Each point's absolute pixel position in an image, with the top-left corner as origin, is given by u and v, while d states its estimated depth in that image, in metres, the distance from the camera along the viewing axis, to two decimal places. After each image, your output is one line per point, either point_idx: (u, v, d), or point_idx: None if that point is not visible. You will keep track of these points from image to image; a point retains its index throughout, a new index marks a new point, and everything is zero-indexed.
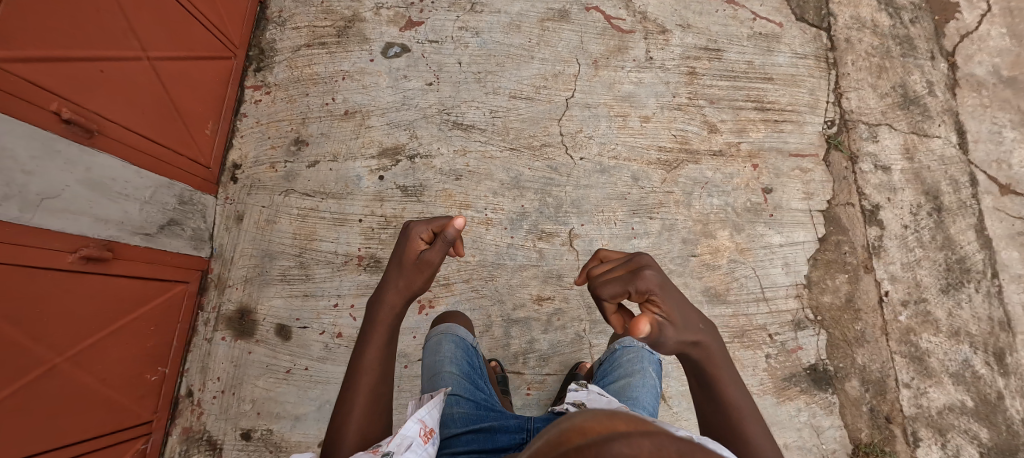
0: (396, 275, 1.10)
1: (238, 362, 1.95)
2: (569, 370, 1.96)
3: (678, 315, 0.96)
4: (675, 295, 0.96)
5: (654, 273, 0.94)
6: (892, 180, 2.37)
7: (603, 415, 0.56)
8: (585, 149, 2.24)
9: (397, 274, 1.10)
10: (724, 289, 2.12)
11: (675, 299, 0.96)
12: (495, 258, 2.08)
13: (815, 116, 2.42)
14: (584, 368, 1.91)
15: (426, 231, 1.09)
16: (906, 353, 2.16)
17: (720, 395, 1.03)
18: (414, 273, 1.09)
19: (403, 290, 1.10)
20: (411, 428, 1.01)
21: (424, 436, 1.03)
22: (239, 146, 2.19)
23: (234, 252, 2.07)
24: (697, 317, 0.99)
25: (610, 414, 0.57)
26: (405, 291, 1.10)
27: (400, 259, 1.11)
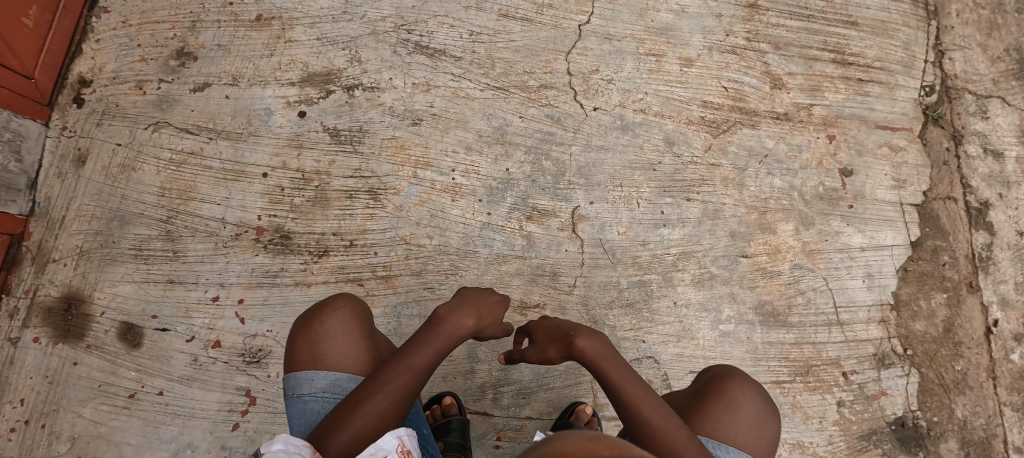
0: (482, 298, 0.96)
1: (55, 377, 1.27)
2: (558, 414, 1.32)
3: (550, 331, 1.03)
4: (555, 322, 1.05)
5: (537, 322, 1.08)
6: (1005, 170, 1.76)
7: (586, 435, 0.49)
8: (601, 97, 1.58)
9: (483, 297, 0.96)
10: (784, 306, 1.49)
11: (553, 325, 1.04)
12: (461, 243, 1.42)
13: (909, 78, 1.79)
14: (582, 414, 1.27)
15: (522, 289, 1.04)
16: (1018, 405, 1.56)
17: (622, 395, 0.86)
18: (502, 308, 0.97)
19: (482, 317, 0.92)
20: (390, 441, 0.73)
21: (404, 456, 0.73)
22: (93, 53, 1.47)
23: (68, 210, 1.37)
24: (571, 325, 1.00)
25: (594, 435, 0.50)
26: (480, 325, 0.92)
27: (489, 291, 0.99)
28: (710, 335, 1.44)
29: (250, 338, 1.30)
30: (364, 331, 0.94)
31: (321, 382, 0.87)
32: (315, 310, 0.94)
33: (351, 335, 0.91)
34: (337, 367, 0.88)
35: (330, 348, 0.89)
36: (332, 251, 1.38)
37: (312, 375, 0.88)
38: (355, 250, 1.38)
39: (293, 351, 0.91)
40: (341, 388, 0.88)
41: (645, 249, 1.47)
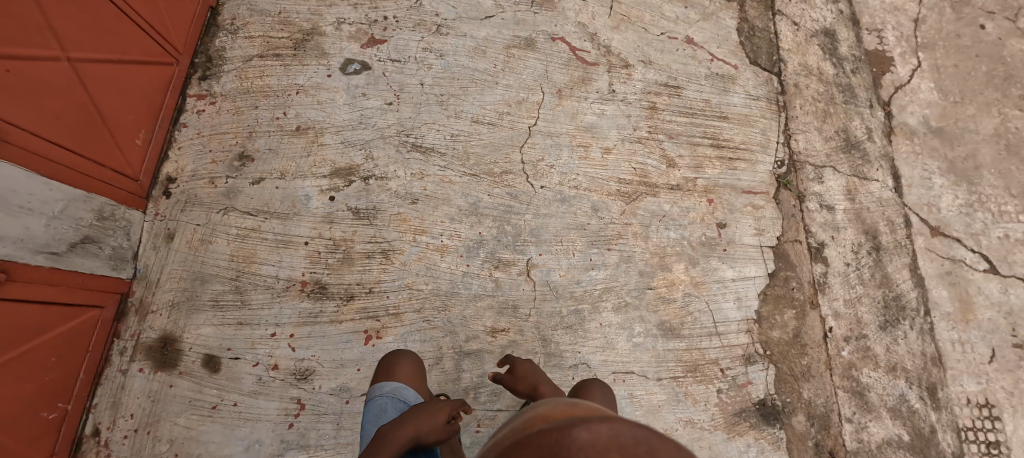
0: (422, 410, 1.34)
1: (155, 397, 1.74)
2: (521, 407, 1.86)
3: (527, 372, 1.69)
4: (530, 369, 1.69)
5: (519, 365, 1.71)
6: (836, 219, 2.47)
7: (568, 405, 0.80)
8: (545, 178, 2.22)
9: (421, 411, 1.34)
10: (679, 323, 2.11)
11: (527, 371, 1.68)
12: (449, 286, 2.00)
13: (766, 155, 2.51)
14: None
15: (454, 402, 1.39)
16: (848, 387, 2.19)
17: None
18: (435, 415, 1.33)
19: (416, 428, 1.28)
20: None
21: None
22: (176, 158, 2.03)
23: (161, 274, 1.88)
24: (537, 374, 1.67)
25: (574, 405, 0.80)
26: (417, 433, 1.27)
27: (430, 406, 1.36)
28: (627, 345, 2.03)
29: (299, 361, 1.82)
30: (412, 375, 1.54)
31: (388, 387, 1.46)
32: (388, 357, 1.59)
33: (410, 372, 1.55)
34: (402, 381, 1.49)
35: (399, 374, 1.53)
36: (357, 296, 1.93)
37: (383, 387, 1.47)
38: (373, 294, 1.94)
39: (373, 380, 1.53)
40: (399, 393, 1.46)
41: (580, 286, 2.08)
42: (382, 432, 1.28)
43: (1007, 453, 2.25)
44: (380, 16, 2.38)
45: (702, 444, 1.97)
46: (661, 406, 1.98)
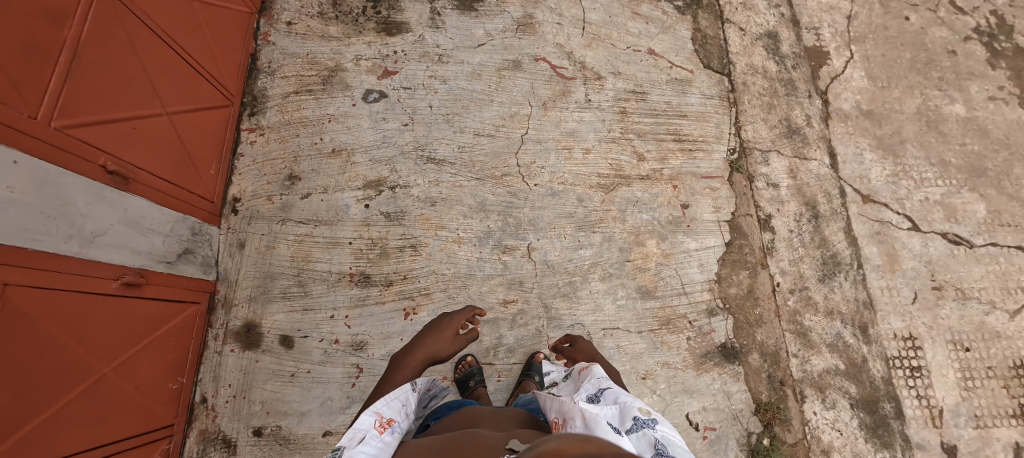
0: (436, 336, 1.84)
1: (247, 369, 2.24)
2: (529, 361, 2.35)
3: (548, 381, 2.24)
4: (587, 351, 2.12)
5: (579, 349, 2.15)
6: (780, 194, 2.97)
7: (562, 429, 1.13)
8: (537, 177, 2.71)
9: (437, 336, 1.84)
10: (653, 287, 2.61)
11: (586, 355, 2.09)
12: (466, 270, 2.49)
13: (721, 145, 3.01)
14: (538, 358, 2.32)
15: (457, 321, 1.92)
16: (793, 330, 2.71)
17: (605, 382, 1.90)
18: (446, 337, 1.84)
19: (430, 348, 1.78)
20: (365, 423, 1.35)
21: (378, 426, 1.36)
22: (239, 182, 2.50)
23: (238, 275, 2.37)
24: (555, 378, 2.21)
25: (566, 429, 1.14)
26: (431, 352, 1.78)
27: (440, 330, 1.86)
28: (612, 307, 2.54)
29: (355, 335, 2.32)
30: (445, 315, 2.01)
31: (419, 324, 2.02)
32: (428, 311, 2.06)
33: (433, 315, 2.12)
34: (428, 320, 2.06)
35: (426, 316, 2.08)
36: (395, 282, 2.42)
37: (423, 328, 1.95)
38: (407, 280, 2.43)
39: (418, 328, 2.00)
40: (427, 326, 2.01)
41: (571, 262, 2.58)
42: (403, 356, 1.76)
43: (927, 375, 2.73)
44: (390, 50, 2.85)
45: (677, 380, 2.48)
46: (642, 352, 2.49)
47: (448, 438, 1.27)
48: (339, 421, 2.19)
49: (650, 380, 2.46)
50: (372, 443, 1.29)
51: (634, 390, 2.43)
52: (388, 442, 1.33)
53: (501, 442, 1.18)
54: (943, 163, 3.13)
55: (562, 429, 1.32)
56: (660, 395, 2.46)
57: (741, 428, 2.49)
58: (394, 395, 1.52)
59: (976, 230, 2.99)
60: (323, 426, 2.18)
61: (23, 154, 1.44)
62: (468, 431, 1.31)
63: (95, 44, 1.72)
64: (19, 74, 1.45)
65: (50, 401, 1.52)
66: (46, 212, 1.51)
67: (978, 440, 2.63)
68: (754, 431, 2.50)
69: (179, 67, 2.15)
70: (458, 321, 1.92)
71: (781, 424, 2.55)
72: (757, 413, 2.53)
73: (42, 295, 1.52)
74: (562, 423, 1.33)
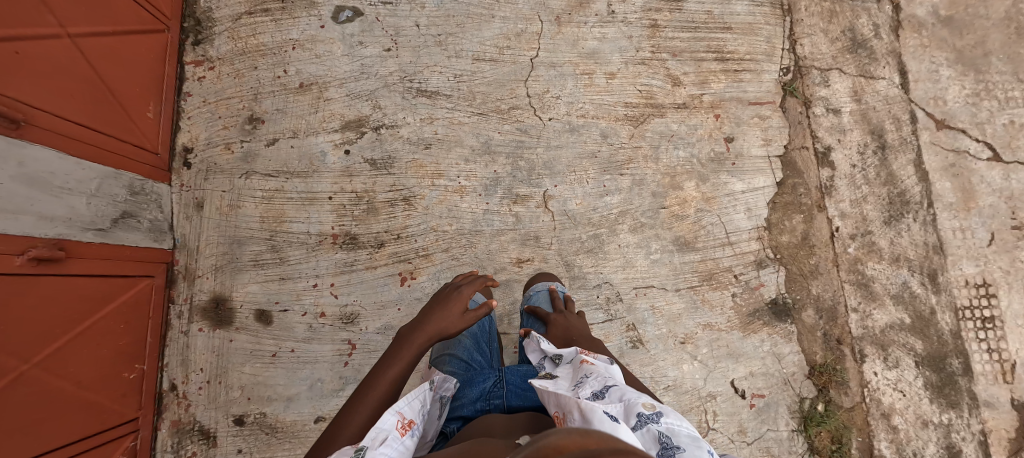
0: (440, 308, 1.40)
1: (219, 351, 1.91)
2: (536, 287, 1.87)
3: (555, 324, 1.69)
4: (569, 321, 1.65)
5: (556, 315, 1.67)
6: (842, 122, 2.49)
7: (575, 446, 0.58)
8: (553, 110, 2.23)
9: (444, 308, 1.39)
10: (693, 237, 2.21)
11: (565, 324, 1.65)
12: (471, 225, 2.08)
13: (771, 64, 2.49)
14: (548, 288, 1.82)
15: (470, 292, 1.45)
16: (854, 281, 2.34)
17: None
18: (455, 310, 1.39)
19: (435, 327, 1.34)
20: (386, 421, 1.05)
21: (401, 428, 1.05)
22: (188, 128, 2.05)
23: (199, 241, 1.98)
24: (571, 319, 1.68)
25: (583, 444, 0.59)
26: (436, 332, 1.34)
27: (446, 301, 1.42)
28: (645, 262, 2.15)
29: (344, 307, 1.96)
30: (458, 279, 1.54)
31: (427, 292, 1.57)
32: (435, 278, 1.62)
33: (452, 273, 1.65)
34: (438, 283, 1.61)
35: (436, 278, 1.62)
36: (387, 243, 2.02)
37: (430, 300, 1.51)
38: (401, 240, 2.03)
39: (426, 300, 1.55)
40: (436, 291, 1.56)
41: (596, 212, 2.16)
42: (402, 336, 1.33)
43: (1001, 327, 2.38)
44: None
45: (721, 344, 2.14)
46: (681, 314, 2.13)
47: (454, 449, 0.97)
48: (332, 405, 1.87)
49: (691, 344, 2.12)
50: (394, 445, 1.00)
51: (672, 357, 2.10)
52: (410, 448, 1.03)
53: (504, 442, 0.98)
54: None
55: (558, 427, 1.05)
56: (702, 361, 2.12)
57: (793, 393, 2.18)
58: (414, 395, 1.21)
59: None
60: (314, 412, 1.87)
61: None
62: (478, 441, 1.01)
63: None
64: None
65: None
66: None
67: None
68: (807, 396, 2.19)
69: None
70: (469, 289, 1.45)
71: (837, 387, 2.24)
72: (811, 376, 2.21)
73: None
74: (562, 420, 1.06)
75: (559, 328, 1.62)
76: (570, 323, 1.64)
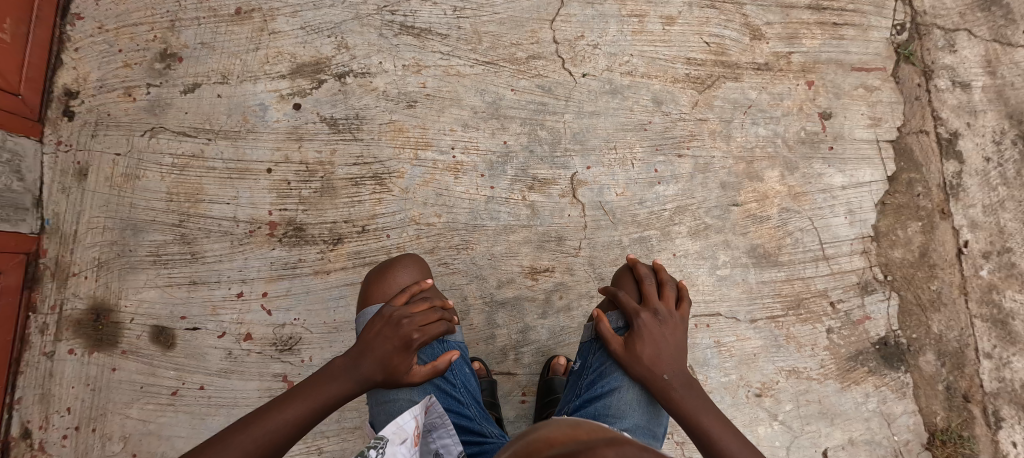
0: (375, 339, 0.91)
1: (96, 385, 1.32)
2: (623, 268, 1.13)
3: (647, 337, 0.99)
4: (661, 335, 0.99)
5: (643, 318, 1.00)
6: (972, 100, 1.85)
7: (563, 424, 0.52)
8: (588, 63, 1.61)
9: (379, 344, 0.90)
10: (776, 248, 1.59)
11: (655, 337, 0.99)
12: (468, 218, 1.48)
13: (881, 18, 1.85)
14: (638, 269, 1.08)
15: (425, 336, 0.93)
16: (987, 316, 1.71)
17: (710, 438, 0.87)
18: (393, 356, 0.90)
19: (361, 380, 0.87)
20: (411, 422, 0.84)
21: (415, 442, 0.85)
22: (74, 63, 1.45)
23: (78, 224, 1.38)
24: (671, 339, 0.99)
25: (571, 424, 0.53)
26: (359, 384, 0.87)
27: (380, 336, 0.91)
28: (708, 280, 1.54)
29: (280, 327, 1.36)
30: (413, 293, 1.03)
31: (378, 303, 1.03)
32: (387, 266, 1.09)
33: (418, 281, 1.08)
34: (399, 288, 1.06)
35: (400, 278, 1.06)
36: (347, 238, 1.42)
37: (367, 312, 1.02)
38: (367, 234, 1.43)
39: (363, 299, 1.07)
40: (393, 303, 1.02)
41: (643, 207, 1.55)
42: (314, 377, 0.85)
43: None
44: None
45: (810, 398, 1.53)
46: (756, 354, 1.52)
47: None
48: None
49: (769, 398, 1.51)
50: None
51: (744, 415, 1.49)
52: None
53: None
54: None
55: None
56: (783, 422, 1.51)
57: None
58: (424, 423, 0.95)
59: None
60: None
61: None
62: None
63: None
64: None
65: None
66: None
67: None
68: None
69: None
70: (422, 329, 0.93)
71: None
72: (930, 446, 1.60)
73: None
74: None
75: (644, 347, 0.98)
76: (664, 347, 0.98)
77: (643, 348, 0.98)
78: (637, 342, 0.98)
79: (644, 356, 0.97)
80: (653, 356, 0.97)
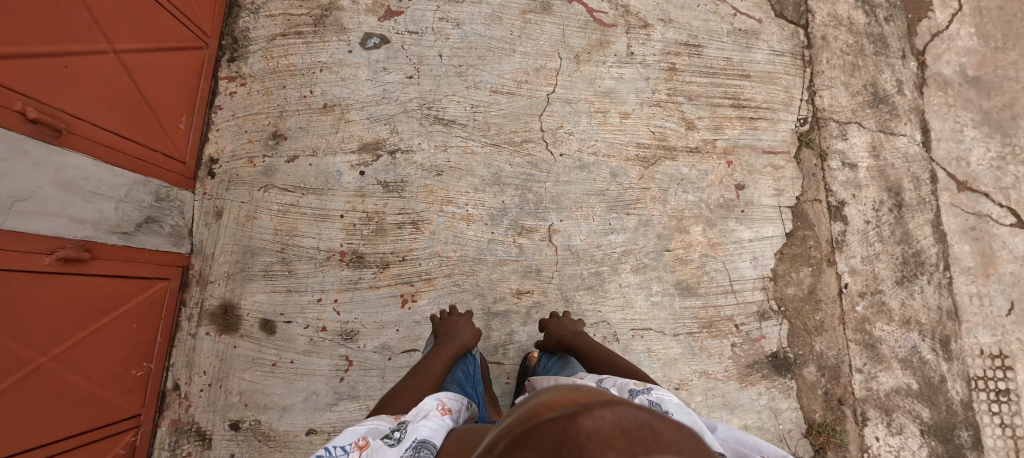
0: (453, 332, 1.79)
1: (223, 356, 1.98)
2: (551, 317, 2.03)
3: (558, 328, 1.84)
4: (565, 323, 1.88)
5: (554, 319, 1.91)
6: (857, 177, 2.46)
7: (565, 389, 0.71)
8: (565, 145, 2.28)
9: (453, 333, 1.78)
10: (695, 282, 2.21)
11: (561, 325, 1.87)
12: (475, 253, 2.13)
13: (789, 114, 2.49)
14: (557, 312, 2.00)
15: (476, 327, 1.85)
16: (860, 340, 2.29)
17: (598, 356, 1.63)
18: (467, 334, 1.78)
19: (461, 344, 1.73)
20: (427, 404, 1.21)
21: (441, 409, 1.22)
22: (216, 139, 2.16)
23: (215, 248, 2.07)
24: (574, 329, 1.84)
25: (571, 388, 0.72)
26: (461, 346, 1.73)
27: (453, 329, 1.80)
28: (644, 304, 2.16)
29: (345, 323, 2.01)
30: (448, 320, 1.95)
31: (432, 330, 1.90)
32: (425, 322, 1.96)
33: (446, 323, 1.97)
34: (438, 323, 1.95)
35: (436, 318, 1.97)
36: (392, 264, 2.08)
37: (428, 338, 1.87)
38: (407, 262, 2.09)
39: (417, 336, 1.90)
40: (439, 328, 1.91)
41: (599, 249, 2.18)
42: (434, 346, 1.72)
43: (1016, 400, 2.28)
44: None
45: (716, 393, 2.12)
46: (677, 359, 2.12)
47: (467, 431, 1.12)
48: (324, 419, 1.92)
49: (685, 391, 2.10)
50: (435, 419, 1.16)
51: None
52: (449, 425, 1.19)
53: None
54: None
55: None
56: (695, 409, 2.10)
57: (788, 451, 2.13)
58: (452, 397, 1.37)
59: None
60: (307, 424, 1.92)
61: None
62: (477, 425, 1.18)
63: None
64: None
65: None
66: None
67: None
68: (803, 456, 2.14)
69: None
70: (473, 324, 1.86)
71: (835, 450, 2.17)
72: (808, 435, 2.16)
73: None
74: None
75: (556, 329, 1.84)
76: (566, 326, 1.86)
77: (557, 333, 1.82)
78: (556, 331, 1.83)
79: (559, 334, 1.79)
80: (562, 333, 1.80)
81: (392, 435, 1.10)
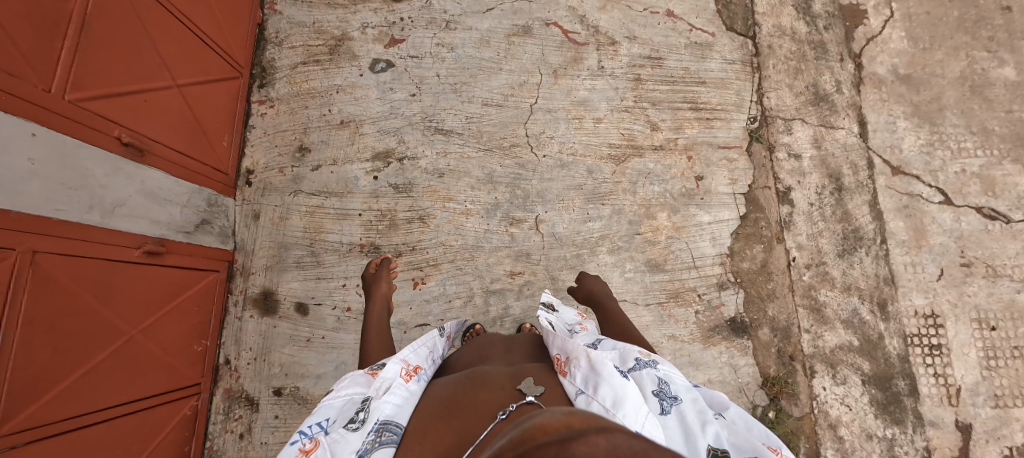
0: None
1: (265, 334, 2.36)
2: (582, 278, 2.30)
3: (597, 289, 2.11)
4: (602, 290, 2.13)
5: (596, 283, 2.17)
6: (802, 166, 2.84)
7: (560, 414, 0.70)
8: (547, 148, 2.67)
9: None
10: (663, 260, 2.59)
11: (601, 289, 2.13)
12: (474, 242, 2.51)
13: (740, 113, 2.88)
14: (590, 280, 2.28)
15: None
16: (808, 305, 2.66)
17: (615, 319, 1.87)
18: None
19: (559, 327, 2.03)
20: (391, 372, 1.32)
21: (404, 375, 1.34)
22: (251, 154, 2.56)
23: (255, 245, 2.45)
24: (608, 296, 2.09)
25: (566, 414, 0.71)
26: None
27: None
28: (619, 280, 2.53)
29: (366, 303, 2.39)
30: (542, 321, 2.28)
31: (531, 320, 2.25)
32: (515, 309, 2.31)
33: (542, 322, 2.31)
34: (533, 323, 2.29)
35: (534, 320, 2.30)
36: (404, 253, 2.46)
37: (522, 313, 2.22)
38: (416, 251, 2.47)
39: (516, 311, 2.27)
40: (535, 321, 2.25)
41: (579, 235, 2.57)
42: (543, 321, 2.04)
43: (946, 354, 2.59)
44: (397, 18, 2.78)
45: (683, 352, 2.50)
46: (649, 325, 2.50)
47: (457, 381, 1.31)
48: None
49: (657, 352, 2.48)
50: (397, 393, 1.27)
51: None
52: (413, 392, 1.31)
53: (509, 383, 1.24)
54: (986, 132, 2.82)
55: (563, 367, 1.31)
56: None
57: (747, 400, 2.51)
58: (421, 341, 1.52)
59: (1016, 204, 2.72)
60: None
61: (43, 128, 1.53)
62: (472, 370, 1.38)
63: (103, 17, 1.76)
64: (33, 51, 1.51)
65: (82, 362, 1.65)
66: (67, 183, 1.59)
67: (996, 420, 2.49)
68: (760, 404, 2.51)
69: (186, 37, 2.17)
70: None
71: (788, 399, 2.53)
72: (764, 386, 2.53)
73: (65, 261, 1.61)
74: (564, 362, 1.31)
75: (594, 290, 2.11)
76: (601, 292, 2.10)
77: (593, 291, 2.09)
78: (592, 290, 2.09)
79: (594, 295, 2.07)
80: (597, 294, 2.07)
81: (356, 418, 1.20)
